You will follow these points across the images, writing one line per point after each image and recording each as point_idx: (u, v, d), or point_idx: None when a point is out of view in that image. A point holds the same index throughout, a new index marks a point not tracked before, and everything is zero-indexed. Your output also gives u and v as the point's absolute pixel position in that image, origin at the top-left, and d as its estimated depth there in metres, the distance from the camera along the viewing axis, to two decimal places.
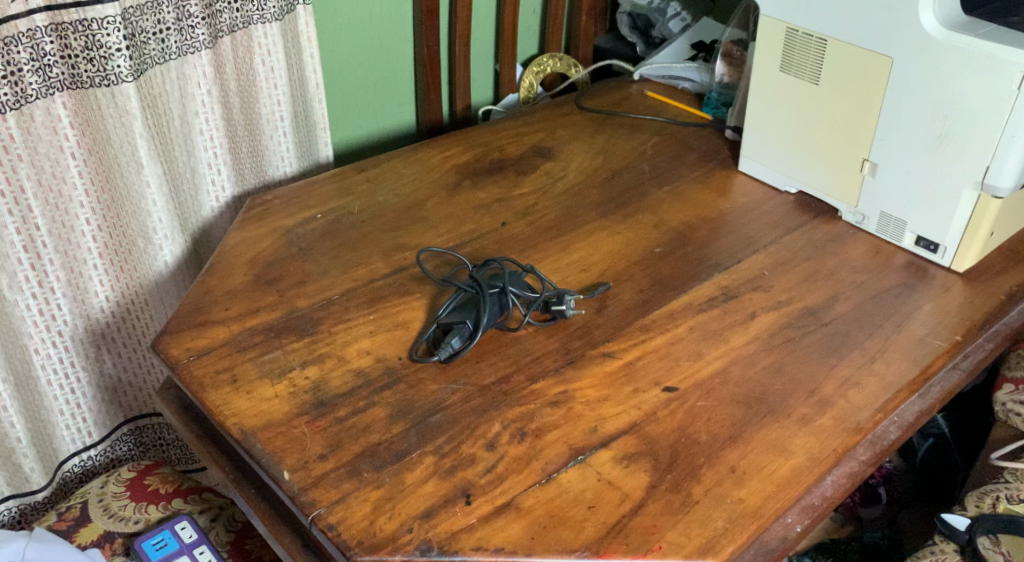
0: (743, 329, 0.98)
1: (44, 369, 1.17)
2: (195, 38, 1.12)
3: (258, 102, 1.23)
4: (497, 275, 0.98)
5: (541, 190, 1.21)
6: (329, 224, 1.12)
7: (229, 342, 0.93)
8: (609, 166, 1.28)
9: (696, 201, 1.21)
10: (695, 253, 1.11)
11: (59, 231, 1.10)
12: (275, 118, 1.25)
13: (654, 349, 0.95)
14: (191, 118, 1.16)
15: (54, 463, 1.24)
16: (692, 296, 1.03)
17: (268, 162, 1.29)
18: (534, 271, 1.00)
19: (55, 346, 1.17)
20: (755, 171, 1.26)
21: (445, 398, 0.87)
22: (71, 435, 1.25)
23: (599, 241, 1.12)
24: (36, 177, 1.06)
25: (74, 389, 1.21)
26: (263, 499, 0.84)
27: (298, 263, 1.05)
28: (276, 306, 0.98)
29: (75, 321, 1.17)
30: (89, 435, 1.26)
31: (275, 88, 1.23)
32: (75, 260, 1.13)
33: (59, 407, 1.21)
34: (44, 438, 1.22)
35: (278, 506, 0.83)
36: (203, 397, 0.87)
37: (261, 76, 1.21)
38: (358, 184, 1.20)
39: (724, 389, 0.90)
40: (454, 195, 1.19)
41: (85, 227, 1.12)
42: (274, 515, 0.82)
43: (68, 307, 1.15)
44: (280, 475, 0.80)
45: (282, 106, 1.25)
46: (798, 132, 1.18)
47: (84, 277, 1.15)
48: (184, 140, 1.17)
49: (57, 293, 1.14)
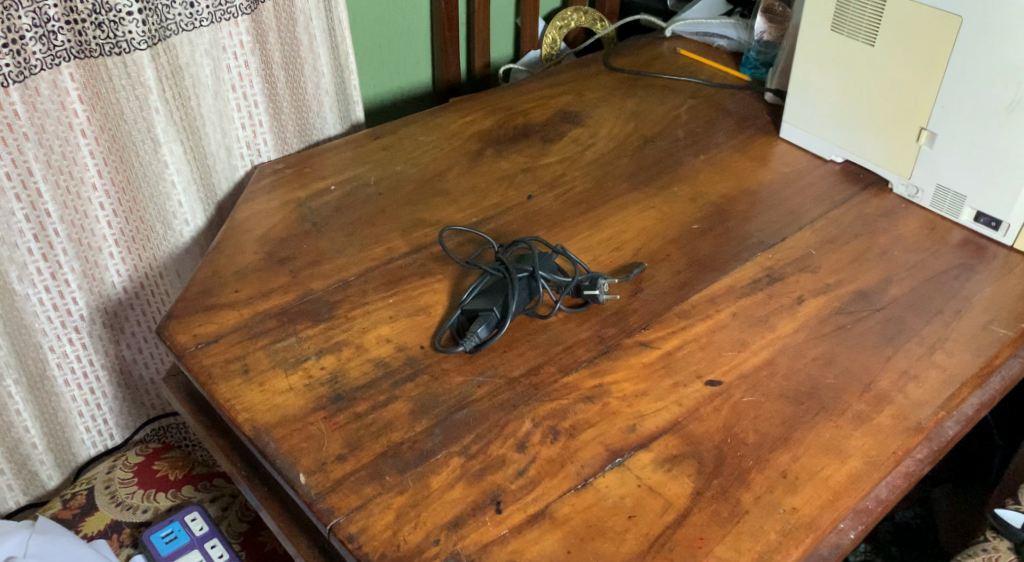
0: (789, 315, 0.92)
1: (61, 368, 1.09)
2: (230, 3, 1.04)
3: (296, 75, 1.16)
4: (525, 257, 0.91)
5: (569, 160, 1.14)
6: (345, 196, 1.05)
7: (240, 328, 0.87)
8: (641, 133, 1.20)
9: (735, 173, 1.14)
10: (735, 231, 1.04)
11: (71, 218, 1.03)
12: (313, 90, 1.18)
13: (695, 338, 0.89)
14: (225, 93, 1.09)
15: (72, 468, 1.16)
16: (733, 278, 0.96)
17: (302, 136, 1.21)
18: (565, 252, 0.92)
19: (72, 342, 1.09)
20: (797, 138, 1.19)
21: (471, 392, 0.82)
22: (91, 439, 1.16)
23: (632, 217, 1.05)
24: (45, 158, 0.98)
25: (94, 389, 1.13)
26: (277, 500, 0.78)
27: (313, 240, 0.98)
28: (288, 287, 0.92)
29: (91, 314, 1.09)
30: (111, 437, 1.18)
31: (313, 57, 1.16)
32: (89, 248, 1.05)
33: (77, 409, 1.13)
34: (62, 444, 1.13)
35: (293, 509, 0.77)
36: (212, 388, 0.81)
37: (299, 45, 1.14)
38: (375, 152, 1.12)
39: (771, 382, 0.84)
40: (476, 164, 1.12)
41: (100, 212, 1.05)
42: (289, 518, 0.77)
43: (85, 299, 1.07)
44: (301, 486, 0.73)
45: (321, 77, 1.18)
46: (849, 98, 1.10)
47: (99, 266, 1.07)
48: (216, 117, 1.09)
49: (72, 284, 1.06)
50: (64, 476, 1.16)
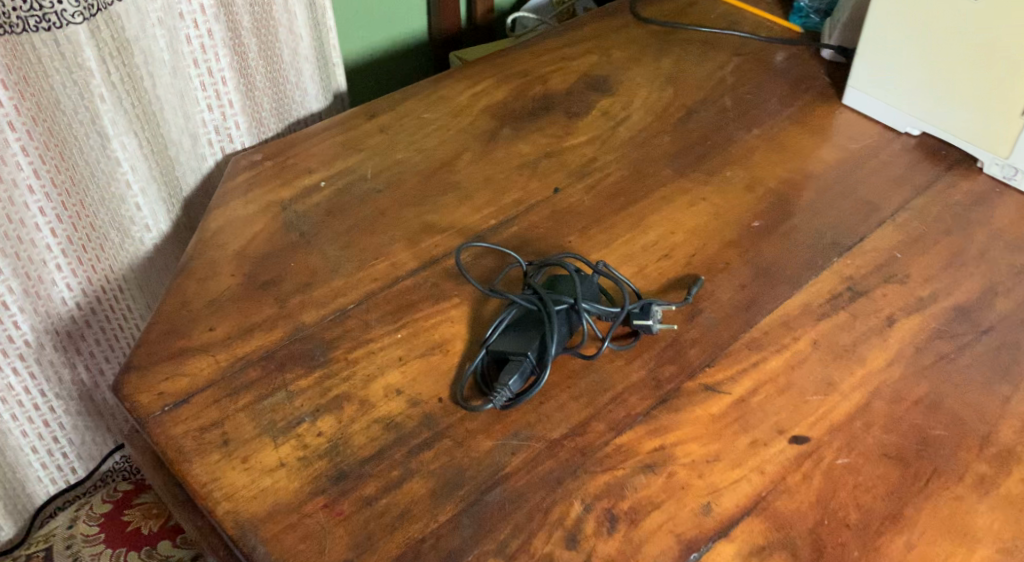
0: (881, 343, 0.77)
1: (7, 402, 0.93)
2: None
3: (270, 41, 0.97)
4: (562, 280, 0.74)
5: (600, 139, 0.96)
6: (337, 195, 0.87)
7: (217, 381, 0.70)
8: (682, 102, 1.02)
9: (797, 152, 0.96)
10: (804, 228, 0.87)
11: (5, 229, 0.84)
12: (290, 57, 1.00)
13: (770, 378, 0.73)
14: (185, 70, 0.91)
15: (28, 511, 1.01)
16: (808, 293, 0.81)
17: (281, 114, 1.03)
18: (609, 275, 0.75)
19: (18, 371, 0.92)
20: (864, 105, 1.01)
21: (504, 463, 0.66)
22: (49, 476, 1.00)
23: (680, 213, 0.88)
24: None
25: (49, 421, 0.97)
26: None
27: (301, 256, 0.81)
28: (272, 321, 0.75)
29: (39, 339, 0.92)
30: (72, 472, 1.02)
31: (289, 18, 0.97)
32: (31, 263, 0.87)
33: (30, 445, 0.97)
34: (13, 487, 0.98)
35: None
36: (183, 469, 0.64)
37: (272, 4, 0.95)
38: (370, 136, 0.94)
39: (869, 437, 0.70)
40: (491, 148, 0.94)
41: (40, 219, 0.86)
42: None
43: (30, 322, 0.90)
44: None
45: (299, 41, 1.00)
46: (938, 60, 0.93)
47: (44, 282, 0.89)
48: (176, 100, 0.91)
49: (12, 307, 0.88)
50: (17, 524, 1.00)
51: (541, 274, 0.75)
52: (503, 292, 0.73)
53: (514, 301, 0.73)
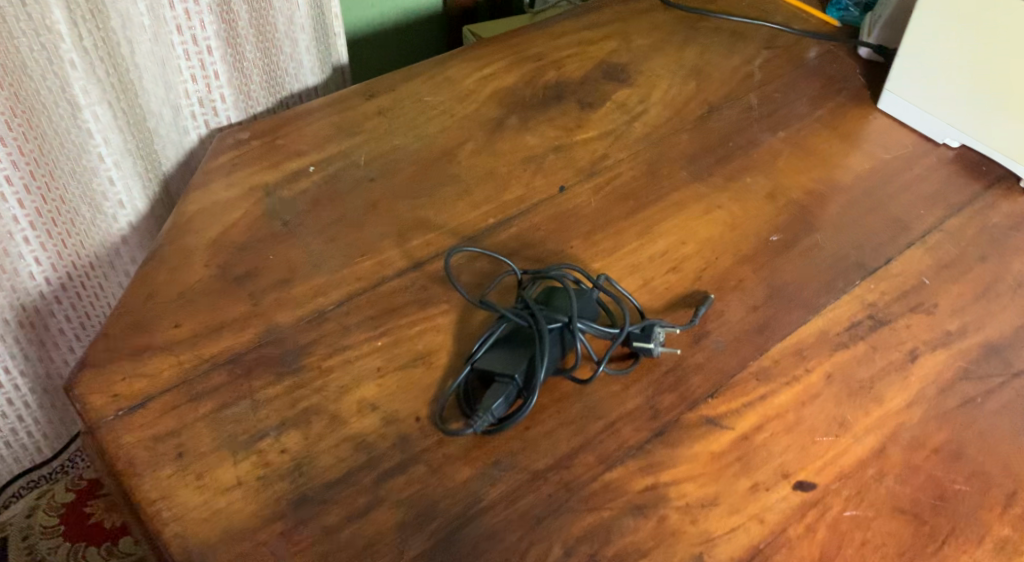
0: (901, 380, 0.71)
1: None
2: None
3: (263, 8, 0.90)
4: (559, 295, 0.68)
5: (613, 134, 0.89)
6: (325, 183, 0.81)
7: (178, 386, 0.64)
8: (704, 97, 0.95)
9: (823, 161, 0.90)
10: (826, 247, 0.81)
11: None
12: (285, 26, 0.93)
13: (778, 414, 0.68)
14: (166, 37, 0.85)
15: None
16: (825, 320, 0.75)
17: (274, 86, 0.96)
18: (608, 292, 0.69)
19: None
20: (901, 111, 0.95)
21: (481, 496, 0.61)
22: (13, 454, 0.96)
23: (693, 222, 0.82)
24: None
25: (14, 399, 0.93)
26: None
27: (281, 247, 0.75)
28: (244, 320, 0.69)
29: (5, 315, 0.87)
30: (39, 451, 0.98)
31: None
32: None
33: None
34: None
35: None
36: (133, 483, 0.59)
37: None
38: (367, 118, 0.88)
39: (881, 487, 0.64)
40: (495, 138, 0.88)
41: (7, 191, 0.80)
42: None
43: None
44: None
45: (295, 10, 0.93)
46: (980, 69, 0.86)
47: (11, 257, 0.84)
48: (157, 68, 0.86)
49: None
50: None
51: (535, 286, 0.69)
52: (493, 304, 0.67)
53: (504, 314, 0.67)
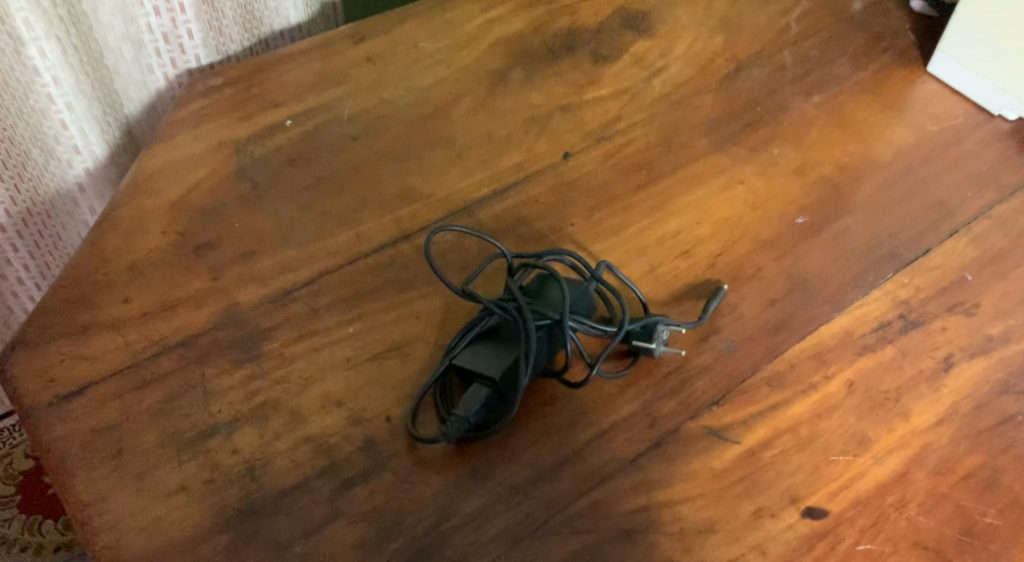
0: (933, 392, 0.63)
1: None
2: None
3: None
4: (550, 289, 0.61)
5: (628, 93, 0.80)
6: (304, 140, 0.73)
7: (122, 372, 0.58)
8: (732, 54, 0.85)
9: (860, 132, 0.81)
10: (857, 233, 0.73)
11: None
12: None
13: (791, 428, 0.61)
14: None
15: None
16: (850, 319, 0.67)
17: (256, 25, 0.88)
18: (606, 286, 0.62)
19: None
20: (955, 77, 0.85)
21: (451, 512, 0.55)
22: None
23: (709, 200, 0.74)
24: None
25: None
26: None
27: (249, 215, 0.68)
28: (202, 297, 0.62)
29: None
30: None
31: None
32: None
33: None
34: None
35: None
36: (65, 482, 0.54)
37: None
38: (355, 65, 0.79)
39: (902, 518, 0.57)
40: (496, 95, 0.79)
41: None
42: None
43: None
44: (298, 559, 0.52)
45: None
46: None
47: None
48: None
49: None
50: None
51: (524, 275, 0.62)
52: (476, 294, 0.60)
53: (488, 306, 0.60)
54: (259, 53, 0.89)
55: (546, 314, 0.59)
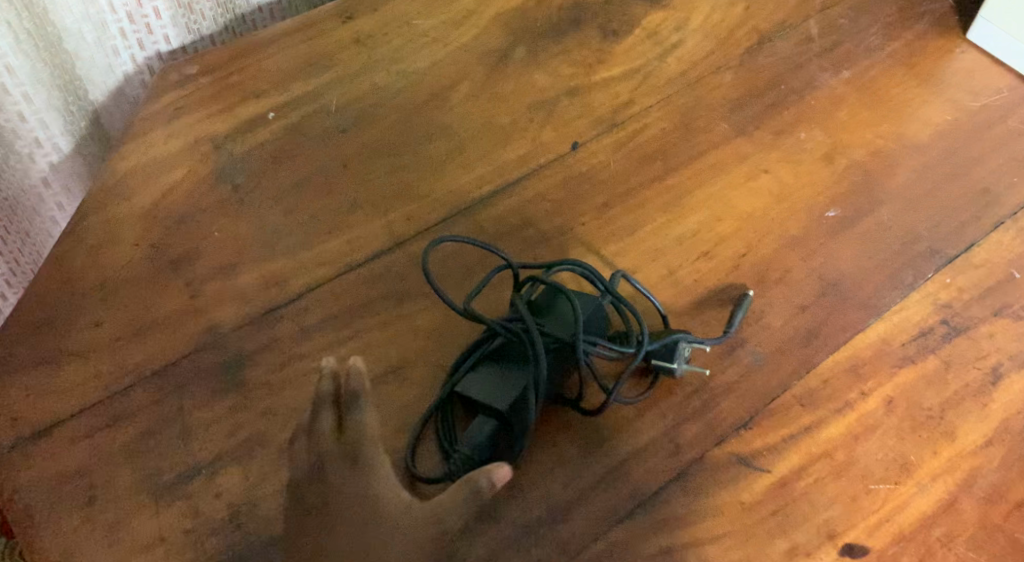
0: (980, 408, 0.58)
1: None
2: None
3: None
4: (559, 311, 0.56)
5: (640, 72, 0.74)
6: (288, 135, 0.67)
7: (93, 408, 0.53)
8: (753, 24, 0.78)
9: (895, 108, 0.74)
10: (893, 226, 0.67)
11: None
12: None
13: (826, 453, 0.55)
14: None
15: None
16: (888, 326, 0.61)
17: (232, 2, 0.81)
18: (619, 298, 0.56)
19: None
20: (997, 45, 0.77)
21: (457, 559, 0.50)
22: None
23: (732, 192, 0.68)
24: None
25: None
26: (320, 477, 0.50)
27: (230, 222, 0.62)
28: (177, 320, 0.57)
29: None
30: None
31: None
32: None
33: None
34: None
35: (364, 479, 0.49)
36: (33, 535, 0.50)
37: None
38: (342, 47, 0.72)
39: (948, 555, 0.52)
40: (497, 77, 0.72)
41: None
42: (357, 511, 0.48)
43: None
44: (358, 431, 0.50)
45: None
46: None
47: None
48: None
49: None
50: None
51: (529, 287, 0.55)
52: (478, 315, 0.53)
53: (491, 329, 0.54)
54: (237, 32, 0.83)
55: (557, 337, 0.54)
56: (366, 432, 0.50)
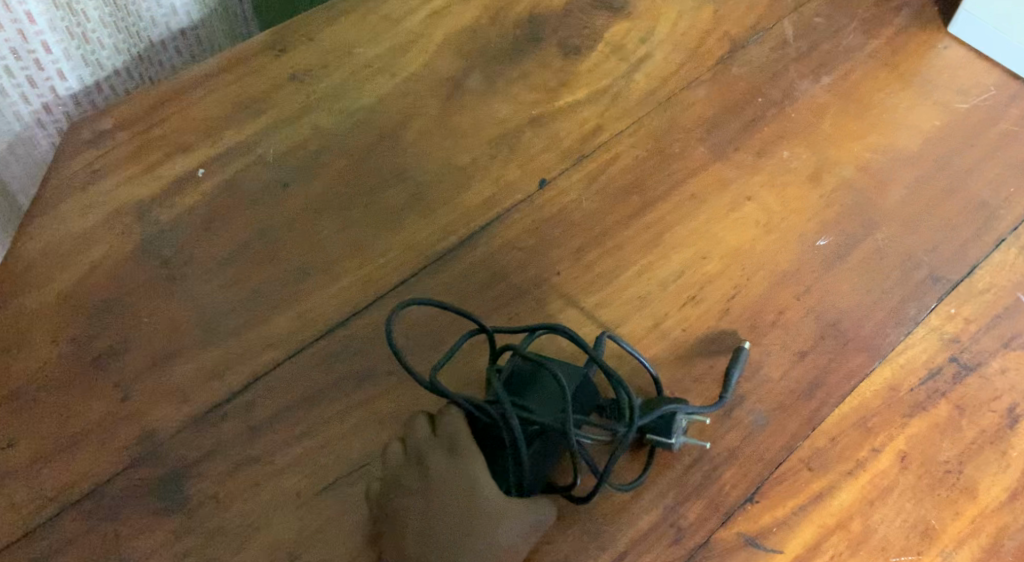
0: (999, 457, 0.54)
1: None
2: None
3: None
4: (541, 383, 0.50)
5: (607, 95, 0.67)
6: (219, 195, 0.61)
7: (22, 541, 0.50)
8: (724, 28, 0.72)
9: (884, 113, 0.68)
10: (891, 250, 0.61)
11: None
12: None
13: (840, 524, 0.52)
14: None
15: None
16: (894, 369, 0.57)
17: (133, 29, 0.75)
18: (616, 377, 0.49)
19: None
20: (981, 38, 0.71)
21: None
22: None
23: (717, 223, 0.62)
24: None
25: None
26: (420, 466, 0.50)
27: (163, 305, 0.57)
28: (107, 427, 0.53)
29: None
30: None
31: None
32: None
33: None
34: None
35: (463, 464, 0.49)
36: None
37: None
38: (275, 86, 0.66)
39: None
40: (451, 109, 0.66)
41: None
42: (460, 498, 0.49)
43: None
44: (451, 428, 0.50)
45: None
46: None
47: None
48: None
49: None
50: None
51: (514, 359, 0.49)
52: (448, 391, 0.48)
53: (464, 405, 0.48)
54: (140, 61, 0.76)
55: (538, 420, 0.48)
56: (459, 426, 0.50)
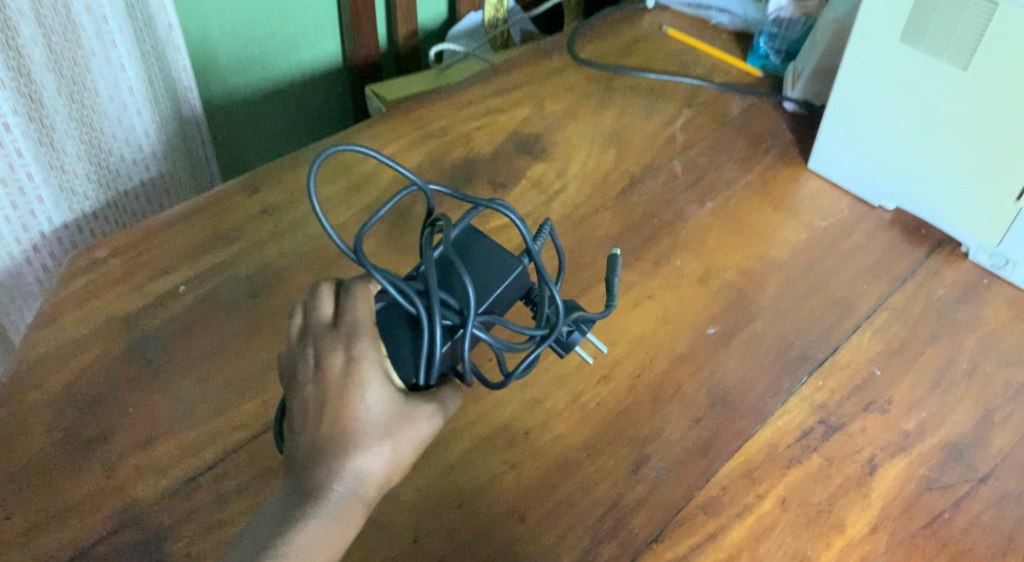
0: (862, 497, 0.64)
1: None
2: None
3: (82, 81, 0.80)
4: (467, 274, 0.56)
5: (529, 219, 0.81)
6: (196, 305, 0.71)
7: None
8: (624, 167, 0.87)
9: (758, 230, 0.82)
10: (768, 336, 0.74)
11: None
12: (109, 94, 0.83)
13: (732, 556, 0.61)
14: None
15: None
16: (774, 430, 0.67)
17: (106, 165, 0.86)
18: (545, 278, 0.55)
19: None
20: (832, 171, 0.87)
21: None
22: None
23: (623, 318, 0.74)
24: None
25: None
26: (319, 350, 0.54)
27: (147, 397, 0.66)
28: (93, 501, 0.61)
29: None
30: None
31: (104, 46, 0.80)
32: None
33: None
34: None
35: (359, 356, 0.53)
36: None
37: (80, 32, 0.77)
38: (247, 217, 0.77)
39: None
40: (397, 232, 0.78)
41: None
42: (353, 391, 0.53)
43: None
44: (354, 314, 0.54)
45: (123, 78, 0.83)
46: (923, 112, 0.77)
47: None
48: None
49: None
50: None
51: (447, 250, 0.54)
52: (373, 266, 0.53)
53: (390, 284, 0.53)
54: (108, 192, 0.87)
55: (457, 311, 0.54)
56: (362, 313, 0.54)
